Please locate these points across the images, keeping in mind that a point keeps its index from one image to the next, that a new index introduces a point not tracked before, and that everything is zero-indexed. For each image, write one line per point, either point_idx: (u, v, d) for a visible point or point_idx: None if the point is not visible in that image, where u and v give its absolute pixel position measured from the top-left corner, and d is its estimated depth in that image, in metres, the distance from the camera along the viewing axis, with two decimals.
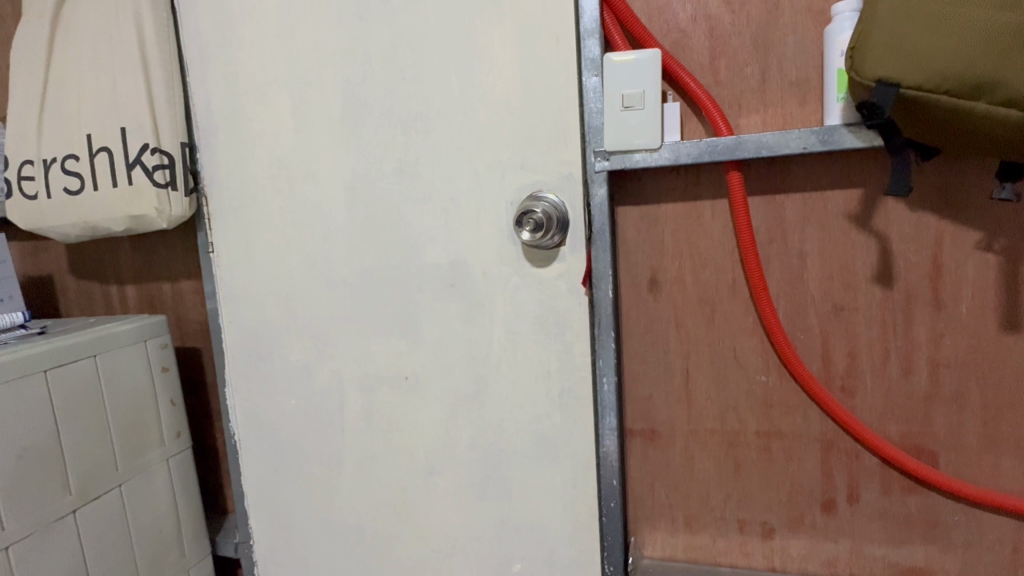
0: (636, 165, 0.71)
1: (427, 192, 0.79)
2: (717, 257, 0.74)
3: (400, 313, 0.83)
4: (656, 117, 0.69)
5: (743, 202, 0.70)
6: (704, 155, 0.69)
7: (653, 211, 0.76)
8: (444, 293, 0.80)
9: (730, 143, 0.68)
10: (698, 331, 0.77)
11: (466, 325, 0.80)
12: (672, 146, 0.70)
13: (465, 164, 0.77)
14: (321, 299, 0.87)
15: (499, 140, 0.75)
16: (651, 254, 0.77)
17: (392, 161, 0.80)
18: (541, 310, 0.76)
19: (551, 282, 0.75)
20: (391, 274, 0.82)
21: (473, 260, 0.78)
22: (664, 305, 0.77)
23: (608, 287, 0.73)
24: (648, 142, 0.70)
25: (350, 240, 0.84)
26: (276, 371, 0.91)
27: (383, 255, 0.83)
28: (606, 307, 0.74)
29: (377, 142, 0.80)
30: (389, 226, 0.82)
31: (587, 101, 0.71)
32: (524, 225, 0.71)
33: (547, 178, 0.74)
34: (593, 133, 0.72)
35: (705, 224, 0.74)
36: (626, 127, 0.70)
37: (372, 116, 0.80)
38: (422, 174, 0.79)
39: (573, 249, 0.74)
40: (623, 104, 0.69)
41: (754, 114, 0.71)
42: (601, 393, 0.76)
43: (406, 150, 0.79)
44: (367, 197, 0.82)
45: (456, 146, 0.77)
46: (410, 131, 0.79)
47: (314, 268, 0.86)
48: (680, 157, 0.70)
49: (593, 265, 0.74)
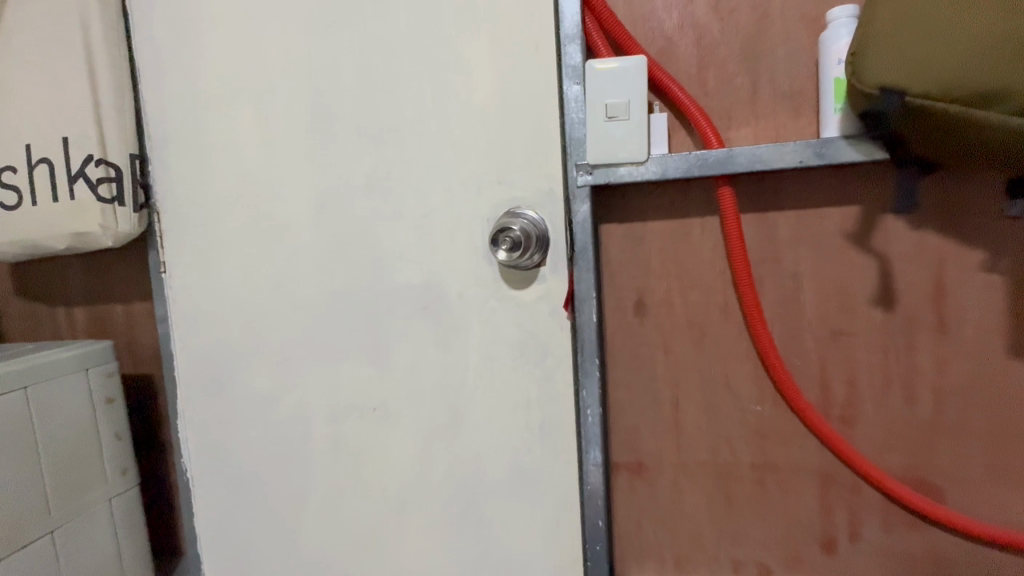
0: (622, 179, 0.66)
1: (399, 209, 0.73)
2: (707, 278, 0.70)
3: (369, 338, 0.77)
4: (643, 126, 0.64)
5: (737, 218, 0.65)
6: (694, 169, 0.65)
7: (639, 229, 0.71)
8: (416, 316, 0.74)
9: (721, 156, 0.64)
10: (686, 357, 0.72)
11: (439, 353, 0.74)
12: (660, 159, 0.65)
13: (438, 180, 0.71)
14: (284, 321, 0.81)
15: (474, 154, 0.70)
16: (637, 274, 0.72)
17: (360, 177, 0.75)
18: (519, 335, 0.70)
19: (530, 306, 0.70)
20: (360, 295, 0.76)
21: (448, 281, 0.72)
22: (652, 330, 0.72)
23: (591, 311, 0.68)
24: (634, 155, 0.65)
25: (316, 260, 0.78)
26: (234, 401, 0.84)
27: (350, 276, 0.76)
28: (591, 332, 0.69)
29: (344, 155, 0.75)
30: (356, 244, 0.76)
31: (568, 112, 0.66)
32: (500, 245, 0.65)
33: (526, 194, 0.68)
34: (575, 146, 0.67)
35: (694, 242, 0.69)
36: (611, 138, 0.65)
37: (339, 127, 0.75)
38: (392, 189, 0.73)
39: (555, 270, 0.68)
40: (607, 114, 0.65)
41: (745, 126, 0.67)
42: (585, 424, 0.71)
43: (376, 164, 0.74)
44: (334, 214, 0.76)
45: (430, 160, 0.71)
46: (381, 144, 0.73)
47: (275, 291, 0.80)
48: (669, 171, 0.65)
49: (575, 287, 0.68)
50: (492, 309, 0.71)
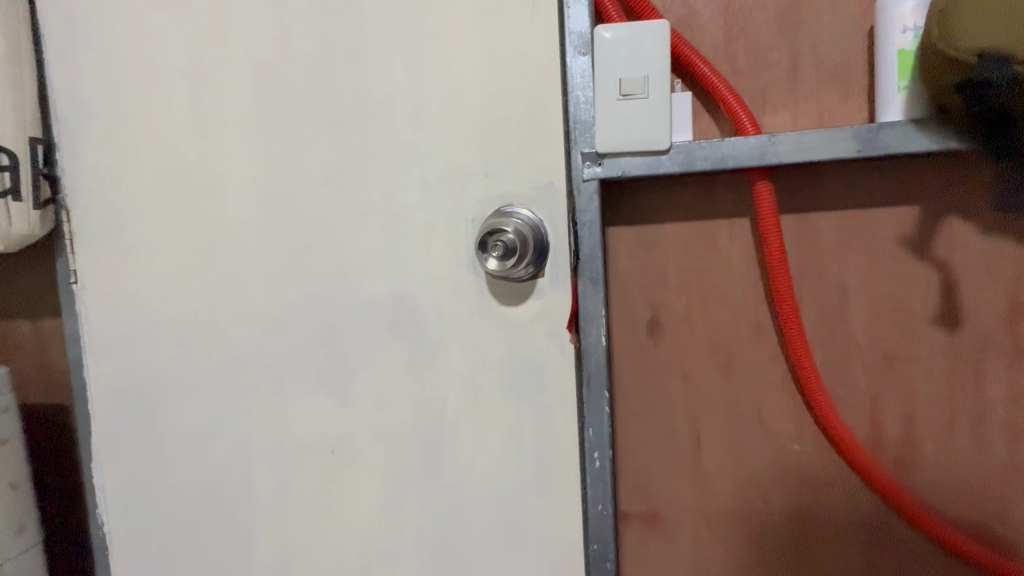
0: (638, 171, 0.53)
1: (362, 207, 0.60)
2: (736, 293, 0.58)
3: (325, 364, 0.62)
4: (666, 106, 0.51)
5: (777, 220, 0.54)
6: (727, 158, 0.52)
7: (654, 233, 0.59)
8: (382, 338, 0.60)
9: (760, 144, 0.51)
10: (710, 386, 0.60)
11: (411, 384, 0.60)
12: (685, 147, 0.52)
13: (410, 170, 0.58)
14: (222, 342, 0.66)
15: (455, 138, 0.56)
16: (652, 288, 0.60)
17: (316, 168, 0.61)
18: (509, 363, 0.57)
19: (524, 326, 0.56)
20: (314, 312, 0.62)
21: (423, 294, 0.59)
22: (669, 354, 0.60)
23: (601, 332, 0.55)
24: (654, 140, 0.52)
25: (261, 269, 0.64)
26: (163, 440, 0.70)
27: (302, 288, 0.63)
28: (600, 359, 0.56)
29: (296, 141, 0.61)
30: (310, 250, 0.62)
31: (571, 88, 0.54)
32: (489, 253, 0.53)
33: (518, 188, 0.55)
34: (580, 130, 0.54)
35: (720, 249, 0.58)
36: (625, 120, 0.52)
37: (289, 107, 0.61)
38: (354, 182, 0.60)
39: (554, 283, 0.55)
40: (621, 92, 0.52)
41: (781, 111, 0.56)
42: (590, 472, 0.57)
43: (335, 151, 0.60)
44: (283, 212, 0.63)
45: (401, 145, 0.58)
46: (341, 127, 0.60)
47: (213, 306, 0.66)
48: (696, 162, 0.52)
49: (580, 303, 0.55)
50: (476, 330, 0.57)
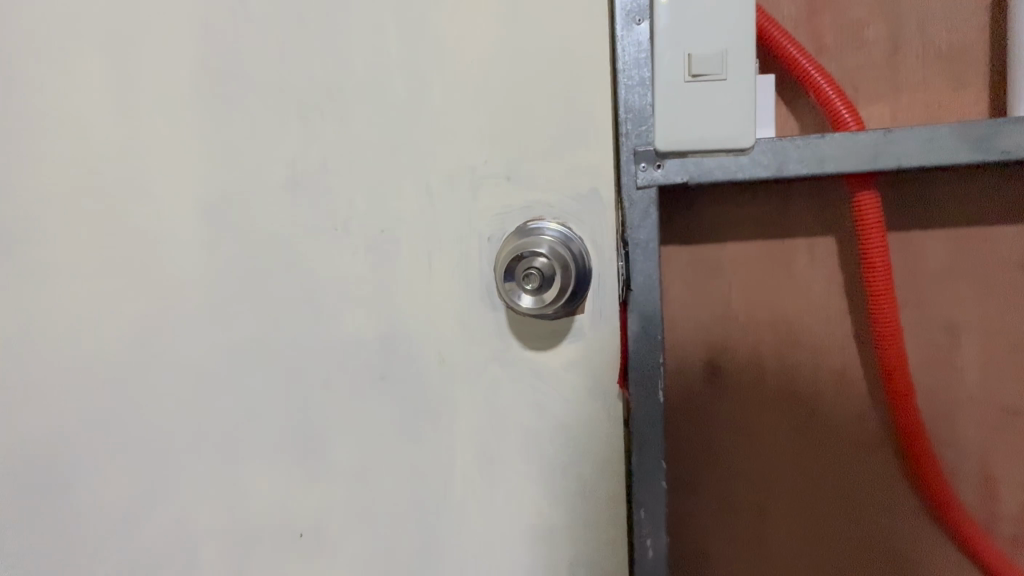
0: (710, 175, 0.41)
1: (333, 221, 0.44)
2: (817, 330, 0.47)
3: (284, 429, 0.46)
4: (751, 90, 0.39)
5: (884, 240, 0.43)
6: (827, 161, 0.40)
7: (715, 256, 0.47)
8: (362, 395, 0.45)
9: (874, 142, 0.39)
10: (783, 444, 0.48)
11: (403, 453, 0.45)
12: (772, 145, 0.40)
13: (400, 171, 0.42)
14: (140, 398, 0.49)
15: (462, 128, 0.41)
16: (710, 322, 0.47)
17: (267, 169, 0.44)
18: (536, 425, 0.43)
19: (556, 379, 0.42)
20: (266, 361, 0.46)
21: (418, 337, 0.43)
22: (733, 406, 0.48)
23: (659, 386, 0.42)
24: (734, 135, 0.40)
25: (192, 304, 0.47)
26: (64, 530, 0.52)
27: (249, 329, 0.46)
28: (655, 420, 0.42)
29: (241, 130, 0.44)
30: (259, 279, 0.45)
31: (621, 67, 0.40)
32: (521, 285, 0.40)
33: (550, 196, 0.41)
34: (632, 121, 0.41)
35: (797, 276, 0.47)
36: (696, 108, 0.39)
37: (233, 84, 0.44)
38: (324, 186, 0.43)
39: (596, 321, 0.42)
40: (692, 71, 0.39)
41: (878, 102, 0.44)
42: (641, 566, 0.44)
43: (297, 146, 0.43)
44: (222, 228, 0.46)
45: (385, 137, 0.42)
46: (302, 112, 0.43)
47: (126, 354, 0.49)
48: (786, 165, 0.40)
49: (630, 348, 0.42)
50: (489, 384, 0.43)
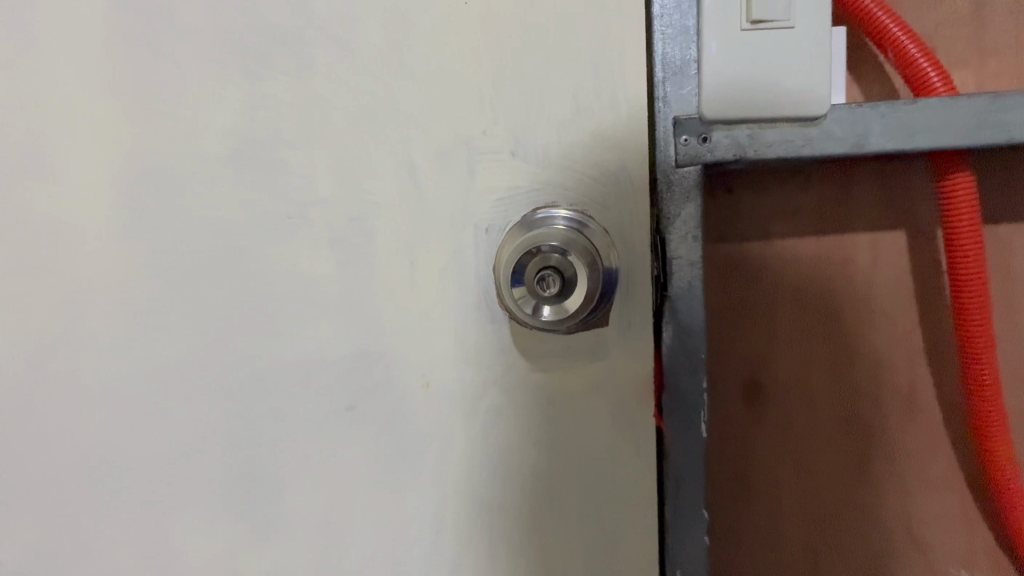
0: (769, 151, 0.33)
1: (289, 207, 0.34)
2: (881, 344, 0.39)
3: (228, 471, 0.37)
4: (826, 40, 0.30)
5: (978, 240, 0.35)
6: (918, 132, 0.32)
7: (761, 255, 0.39)
8: (326, 428, 0.35)
9: (975, 112, 0.31)
10: (841, 481, 0.40)
11: (378, 503, 0.35)
12: (848, 113, 0.32)
13: (375, 143, 0.33)
14: (47, 431, 0.39)
15: (454, 86, 0.32)
16: (754, 335, 0.40)
17: (204, 141, 0.34)
18: (546, 467, 0.34)
19: (570, 410, 0.33)
20: (205, 386, 0.36)
21: (397, 354, 0.34)
22: (780, 435, 0.41)
23: (703, 416, 0.33)
24: (804, 99, 0.31)
25: (112, 314, 0.37)
26: None
27: (183, 345, 0.36)
28: (697, 460, 0.34)
29: (167, 89, 0.34)
30: (194, 281, 0.36)
31: (656, 11, 0.31)
32: (535, 291, 0.31)
33: (564, 176, 0.32)
34: (671, 80, 0.32)
35: (860, 279, 0.39)
36: (755, 63, 0.31)
37: (153, 28, 0.34)
38: (276, 162, 0.34)
39: (624, 335, 0.32)
40: (752, 16, 0.30)
41: (961, 67, 0.37)
42: None
43: (242, 110, 0.34)
44: (148, 218, 0.36)
45: (355, 99, 0.32)
46: (247, 66, 0.33)
47: (31, 378, 0.38)
48: (867, 138, 0.32)
49: (667, 371, 0.33)
50: (486, 414, 0.34)
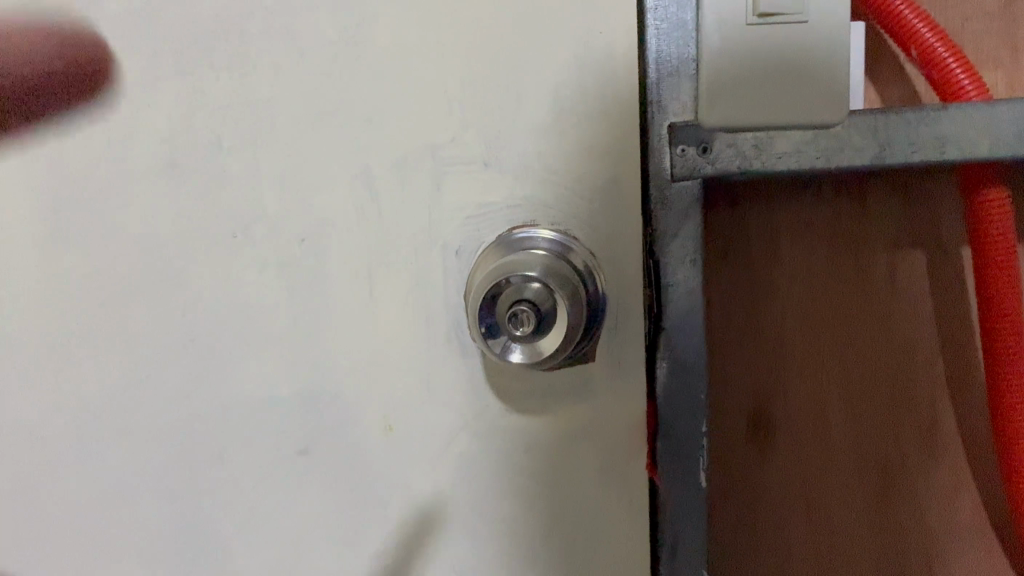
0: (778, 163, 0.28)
1: (228, 225, 0.29)
2: (901, 375, 0.35)
3: (166, 524, 0.32)
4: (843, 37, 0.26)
5: (1012, 262, 0.32)
6: (949, 144, 0.28)
7: (767, 276, 0.35)
8: (274, 474, 0.31)
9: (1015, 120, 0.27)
10: (856, 526, 0.37)
11: (334, 559, 0.31)
12: (869, 121, 0.28)
13: (327, 151, 0.28)
14: None
15: (420, 84, 0.27)
16: (761, 365, 0.36)
17: (128, 147, 0.30)
18: (525, 524, 0.30)
19: (552, 457, 0.29)
20: (135, 429, 0.32)
21: (354, 392, 0.30)
22: (788, 475, 0.37)
23: (703, 464, 0.29)
24: (817, 104, 0.27)
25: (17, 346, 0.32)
26: None
27: (107, 383, 0.31)
28: (695, 510, 0.30)
29: (76, 83, 0.29)
30: (119, 309, 0.31)
31: (650, 3, 0.27)
32: (506, 328, 0.26)
33: (545, 191, 0.27)
34: (667, 82, 0.28)
35: (876, 304, 0.35)
36: (763, 63, 0.27)
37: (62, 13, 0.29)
38: (210, 171, 0.29)
39: (615, 372, 0.28)
40: (758, 10, 0.26)
41: (989, 68, 0.33)
42: None
43: (170, 111, 0.29)
44: (57, 234, 0.30)
45: (305, 101, 0.28)
46: (179, 60, 0.28)
47: None
48: (889, 149, 0.28)
49: (663, 413, 0.29)
50: (455, 464, 0.30)
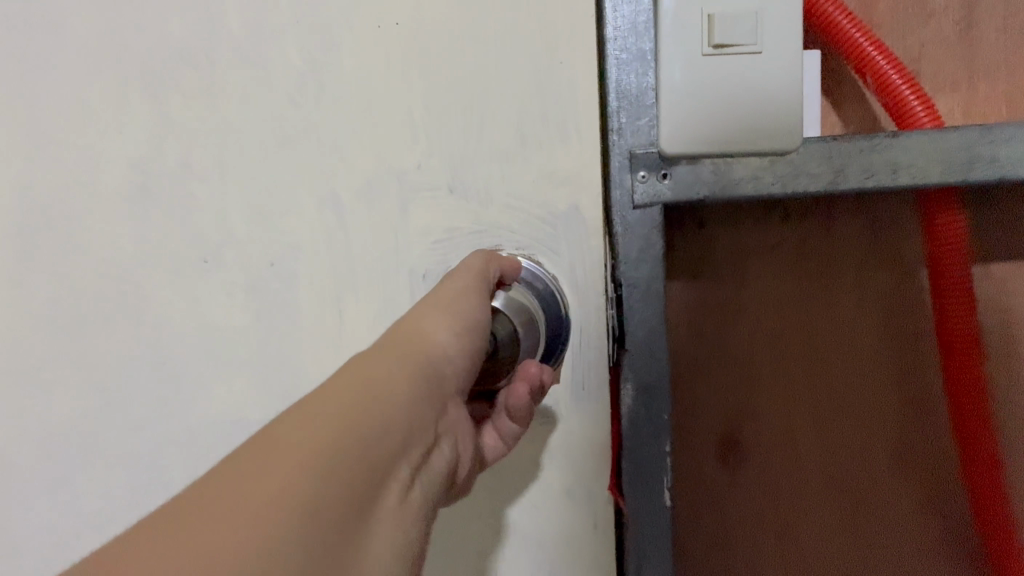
0: (735, 190, 0.29)
1: (198, 250, 0.30)
2: (869, 392, 0.36)
3: None
4: (797, 66, 0.27)
5: (966, 282, 0.33)
6: (900, 171, 0.28)
7: (736, 296, 0.36)
8: None
9: (965, 146, 0.28)
10: (829, 542, 0.37)
11: None
12: (823, 148, 0.28)
13: (295, 177, 0.29)
14: None
15: (386, 112, 0.28)
16: (729, 386, 0.36)
17: (100, 173, 0.30)
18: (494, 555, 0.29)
19: (516, 485, 0.29)
20: (98, 455, 0.31)
21: None
22: (760, 492, 0.37)
23: (667, 484, 0.30)
24: (772, 131, 0.27)
25: None
26: None
27: (75, 407, 0.31)
28: (662, 532, 0.30)
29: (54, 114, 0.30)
30: (89, 334, 0.31)
31: (609, 33, 0.28)
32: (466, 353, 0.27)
33: (509, 218, 0.28)
34: (627, 110, 0.29)
35: (844, 323, 0.35)
36: (719, 92, 0.27)
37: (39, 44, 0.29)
38: (182, 197, 0.29)
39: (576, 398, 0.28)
40: (713, 40, 0.27)
41: (948, 91, 0.33)
42: None
43: (140, 139, 0.29)
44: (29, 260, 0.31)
45: (273, 127, 0.28)
46: (148, 87, 0.29)
47: None
48: (844, 176, 0.29)
49: (625, 434, 0.29)
50: None
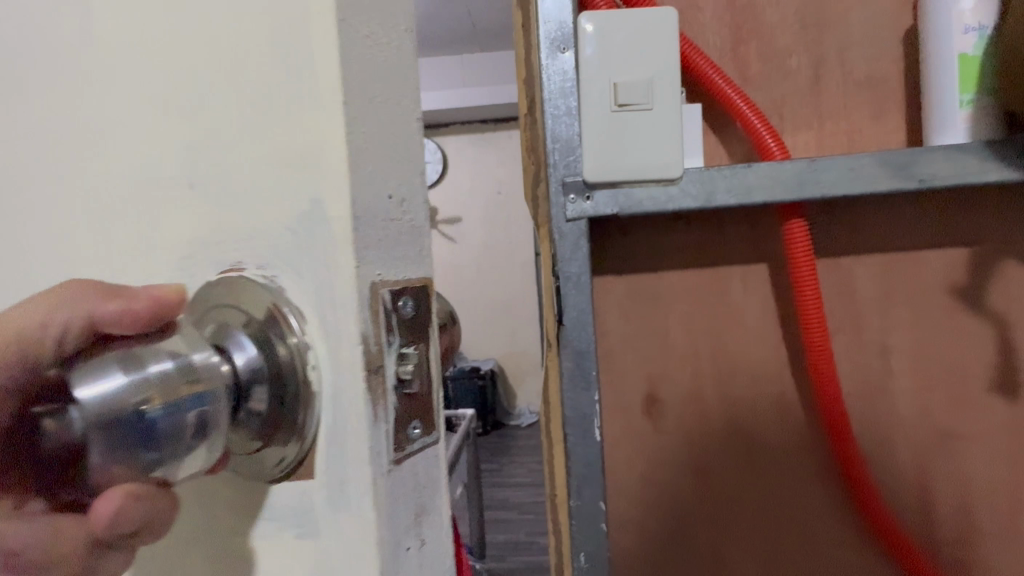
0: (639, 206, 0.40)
1: None
2: (754, 358, 0.47)
3: None
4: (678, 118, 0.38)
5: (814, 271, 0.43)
6: (755, 191, 0.40)
7: (653, 286, 0.47)
8: None
9: (800, 172, 0.39)
10: (728, 475, 0.48)
11: None
12: (699, 175, 0.39)
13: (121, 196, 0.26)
14: None
15: None
16: (649, 356, 0.47)
17: None
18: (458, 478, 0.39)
19: None
20: None
21: None
22: (675, 438, 0.48)
23: (598, 425, 0.40)
24: (660, 166, 0.38)
25: None
26: None
27: None
28: (595, 462, 0.41)
29: None
30: None
31: (546, 96, 0.39)
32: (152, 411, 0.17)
33: (271, 226, 0.20)
34: (561, 151, 0.39)
35: (734, 305, 0.46)
36: (623, 138, 0.38)
37: None
38: None
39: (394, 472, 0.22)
40: (617, 101, 0.38)
41: (804, 129, 0.45)
42: None
43: None
44: None
45: None
46: None
47: None
48: (716, 194, 0.40)
49: (566, 387, 0.40)
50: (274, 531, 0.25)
